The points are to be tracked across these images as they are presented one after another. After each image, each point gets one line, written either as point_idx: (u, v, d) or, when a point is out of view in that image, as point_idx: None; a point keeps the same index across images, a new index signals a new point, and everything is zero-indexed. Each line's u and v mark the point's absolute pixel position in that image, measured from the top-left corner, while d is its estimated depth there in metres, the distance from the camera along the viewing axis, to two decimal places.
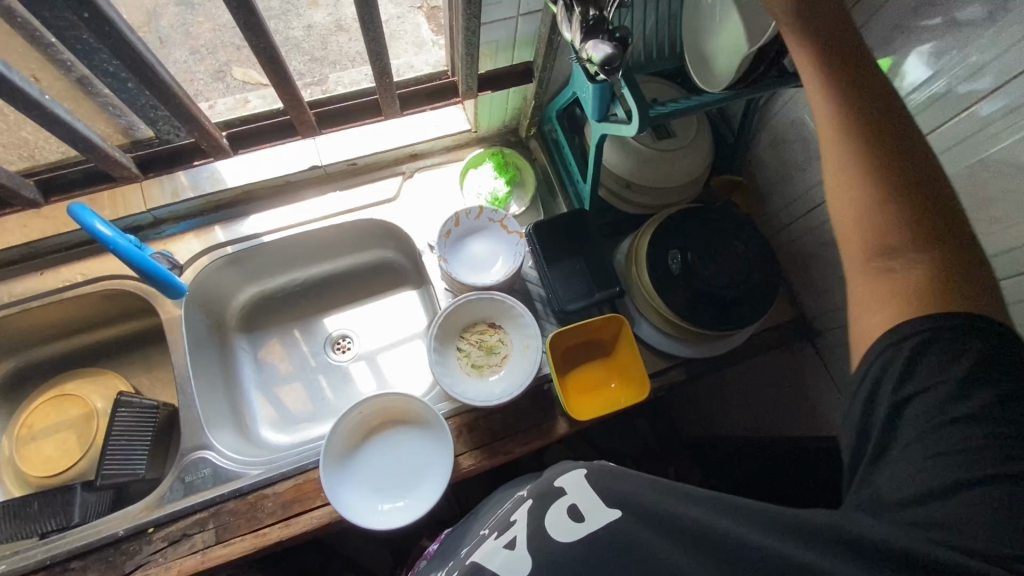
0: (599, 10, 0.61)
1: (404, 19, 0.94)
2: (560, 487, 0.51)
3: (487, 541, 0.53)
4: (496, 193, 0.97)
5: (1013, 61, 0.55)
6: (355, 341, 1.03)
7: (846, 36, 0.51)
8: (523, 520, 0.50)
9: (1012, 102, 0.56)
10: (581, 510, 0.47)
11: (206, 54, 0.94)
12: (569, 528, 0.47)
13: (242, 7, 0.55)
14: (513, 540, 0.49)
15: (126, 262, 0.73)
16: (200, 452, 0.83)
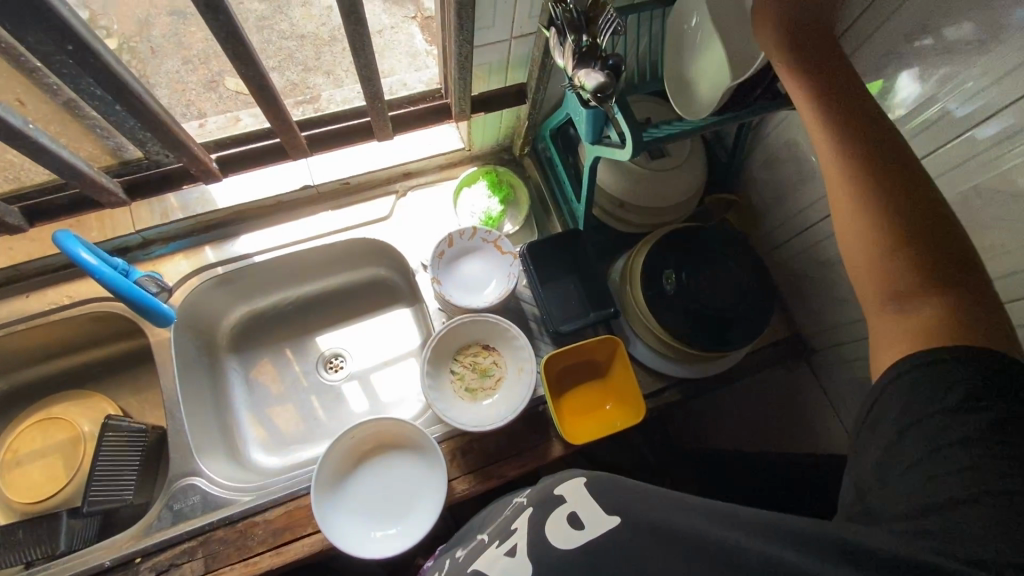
0: (592, 36, 0.60)
1: (398, 29, 0.89)
2: (560, 495, 0.50)
3: (488, 549, 0.52)
4: (490, 212, 0.97)
5: (1008, 88, 0.55)
6: (348, 360, 1.02)
7: (840, 72, 0.51)
8: (522, 528, 0.49)
9: (1010, 128, 0.56)
10: (580, 518, 0.46)
11: (198, 64, 0.92)
12: (566, 536, 0.45)
13: (231, 38, 0.54)
14: (513, 548, 0.47)
15: (113, 291, 0.72)
16: (190, 479, 0.82)
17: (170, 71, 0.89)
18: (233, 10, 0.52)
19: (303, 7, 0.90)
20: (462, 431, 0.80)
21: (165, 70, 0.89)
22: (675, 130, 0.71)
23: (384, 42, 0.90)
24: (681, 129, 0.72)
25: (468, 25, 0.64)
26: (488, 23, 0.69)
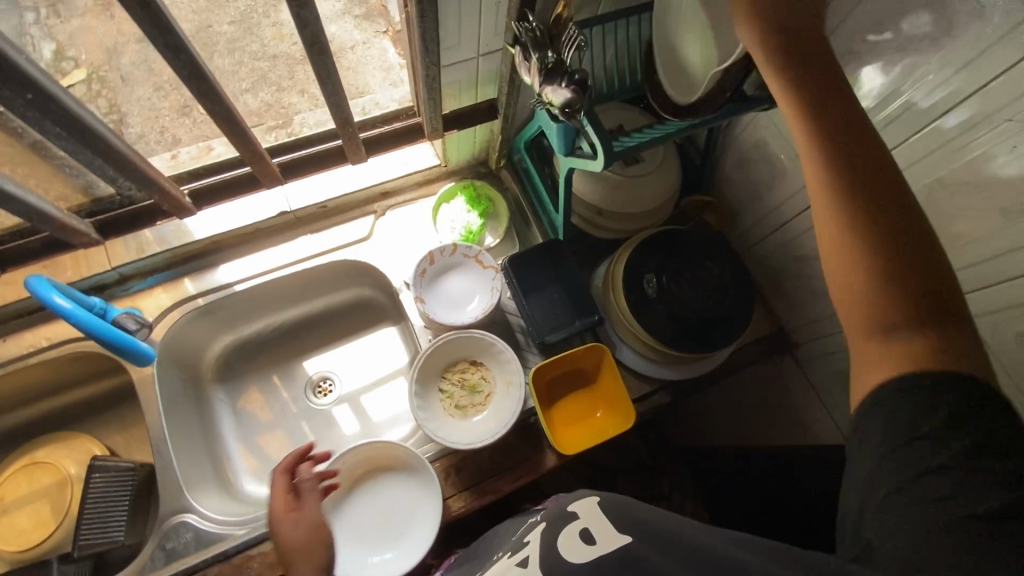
0: (557, 53, 0.61)
1: (370, 44, 0.90)
2: (572, 512, 0.51)
3: (500, 561, 0.52)
4: (469, 227, 0.97)
5: (968, 79, 0.56)
6: (336, 383, 1.01)
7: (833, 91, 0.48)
8: (536, 541, 0.50)
9: (976, 116, 0.57)
10: (594, 534, 0.47)
11: (169, 90, 0.93)
12: (580, 550, 0.46)
13: (194, 76, 0.54)
14: (524, 559, 0.48)
15: (89, 334, 0.71)
16: (181, 516, 0.80)
17: (141, 99, 0.90)
18: (195, 51, 0.52)
19: (274, 29, 0.93)
20: (454, 449, 0.79)
21: (137, 98, 0.89)
22: (648, 137, 0.74)
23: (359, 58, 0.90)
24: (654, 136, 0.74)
25: (433, 47, 0.64)
26: (454, 43, 0.69)
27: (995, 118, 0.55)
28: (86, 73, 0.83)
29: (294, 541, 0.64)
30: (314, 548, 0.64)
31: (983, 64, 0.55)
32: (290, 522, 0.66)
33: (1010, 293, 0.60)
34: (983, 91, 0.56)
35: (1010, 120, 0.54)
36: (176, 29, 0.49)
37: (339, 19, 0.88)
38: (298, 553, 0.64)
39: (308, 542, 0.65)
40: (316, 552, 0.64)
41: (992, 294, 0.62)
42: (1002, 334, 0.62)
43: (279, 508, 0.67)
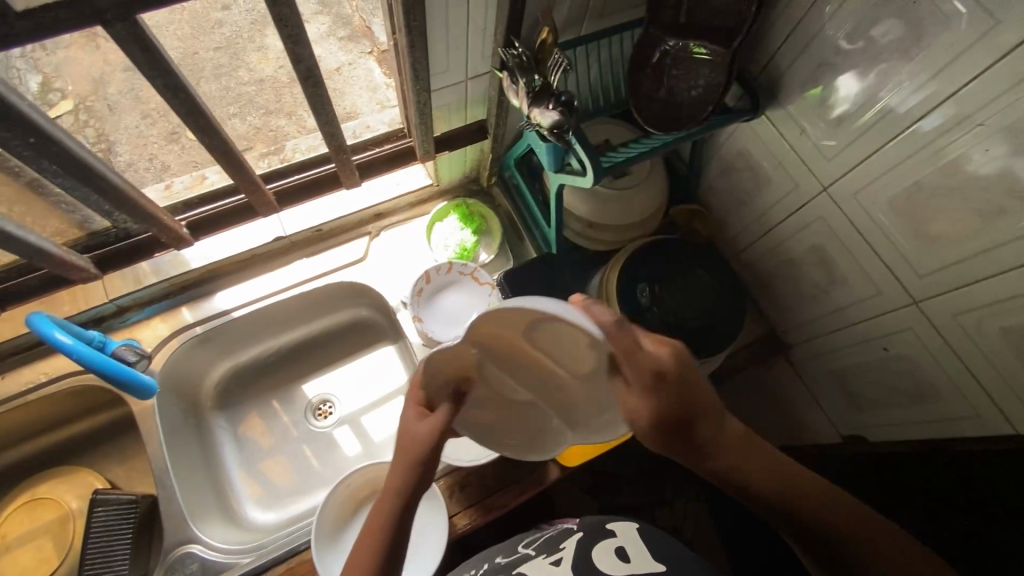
0: (544, 76, 0.64)
1: (355, 65, 0.96)
2: (609, 529, 0.73)
3: (534, 557, 0.73)
4: (463, 244, 0.98)
5: (943, 84, 0.58)
6: (337, 405, 1.01)
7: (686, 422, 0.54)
8: (569, 546, 0.71)
9: (954, 117, 0.59)
10: (627, 554, 0.68)
11: (156, 116, 0.99)
12: (618, 564, 0.66)
13: (193, 113, 0.55)
14: (558, 559, 0.70)
15: (87, 368, 0.70)
16: (187, 547, 0.80)
17: (128, 127, 0.97)
18: (193, 89, 0.53)
19: (260, 54, 0.99)
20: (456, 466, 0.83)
21: (125, 126, 0.97)
22: (634, 151, 0.79)
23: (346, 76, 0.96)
24: (638, 151, 0.79)
25: (423, 75, 0.66)
26: (444, 68, 0.71)
27: (972, 119, 0.57)
28: (72, 103, 0.90)
29: (403, 431, 0.55)
30: (416, 451, 0.54)
31: (959, 67, 0.57)
32: (410, 411, 0.57)
33: (990, 291, 0.63)
34: (961, 92, 0.57)
35: (985, 123, 0.56)
36: (174, 70, 0.50)
37: (323, 42, 0.95)
38: (403, 446, 0.54)
39: (414, 440, 0.54)
40: (419, 452, 0.54)
41: (973, 292, 0.64)
42: (985, 331, 0.65)
43: (414, 389, 0.58)
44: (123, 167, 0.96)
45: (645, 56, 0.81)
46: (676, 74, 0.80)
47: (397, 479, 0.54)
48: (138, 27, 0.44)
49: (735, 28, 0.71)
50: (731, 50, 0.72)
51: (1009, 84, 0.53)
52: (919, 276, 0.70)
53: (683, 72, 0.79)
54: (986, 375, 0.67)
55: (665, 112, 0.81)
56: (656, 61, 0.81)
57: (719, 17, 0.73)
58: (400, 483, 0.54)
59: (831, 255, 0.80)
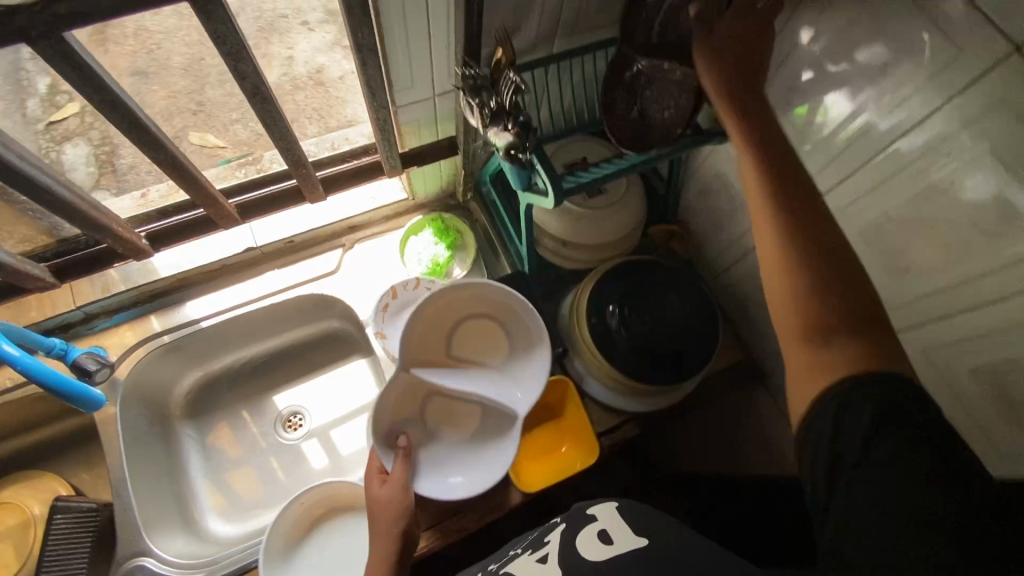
0: (497, 98, 0.62)
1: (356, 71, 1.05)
2: (592, 514, 0.59)
3: (521, 556, 0.60)
4: (436, 259, 0.97)
5: (930, 95, 0.54)
6: (307, 417, 1.00)
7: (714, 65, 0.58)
8: (554, 539, 0.58)
9: (938, 134, 0.55)
10: (612, 537, 0.53)
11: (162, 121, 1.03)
12: (599, 551, 0.51)
13: (136, 129, 0.55)
14: (545, 555, 0.56)
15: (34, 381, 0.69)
16: (139, 559, 0.79)
17: None
18: (134, 104, 0.53)
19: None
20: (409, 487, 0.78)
21: None
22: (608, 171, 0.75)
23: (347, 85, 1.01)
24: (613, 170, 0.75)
25: (379, 92, 0.67)
26: (408, 84, 0.71)
27: (941, 146, 0.55)
28: (79, 106, 0.94)
29: (375, 501, 0.69)
30: (390, 508, 0.68)
31: (944, 80, 0.52)
32: (374, 483, 0.71)
33: (963, 326, 0.60)
34: (931, 117, 0.55)
35: (954, 151, 0.54)
36: (108, 85, 0.50)
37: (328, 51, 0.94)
38: (380, 516, 0.67)
39: (383, 503, 0.68)
40: (394, 510, 0.68)
41: (946, 327, 0.62)
42: (956, 368, 0.62)
43: (368, 470, 0.73)
44: (126, 169, 0.98)
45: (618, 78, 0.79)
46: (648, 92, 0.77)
47: (380, 547, 0.65)
48: (65, 45, 0.44)
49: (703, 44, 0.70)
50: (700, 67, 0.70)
51: (979, 110, 0.50)
52: (893, 307, 0.68)
53: (655, 90, 0.76)
54: (958, 414, 0.64)
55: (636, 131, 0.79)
56: (627, 81, 0.78)
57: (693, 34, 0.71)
58: (382, 551, 0.65)
59: None
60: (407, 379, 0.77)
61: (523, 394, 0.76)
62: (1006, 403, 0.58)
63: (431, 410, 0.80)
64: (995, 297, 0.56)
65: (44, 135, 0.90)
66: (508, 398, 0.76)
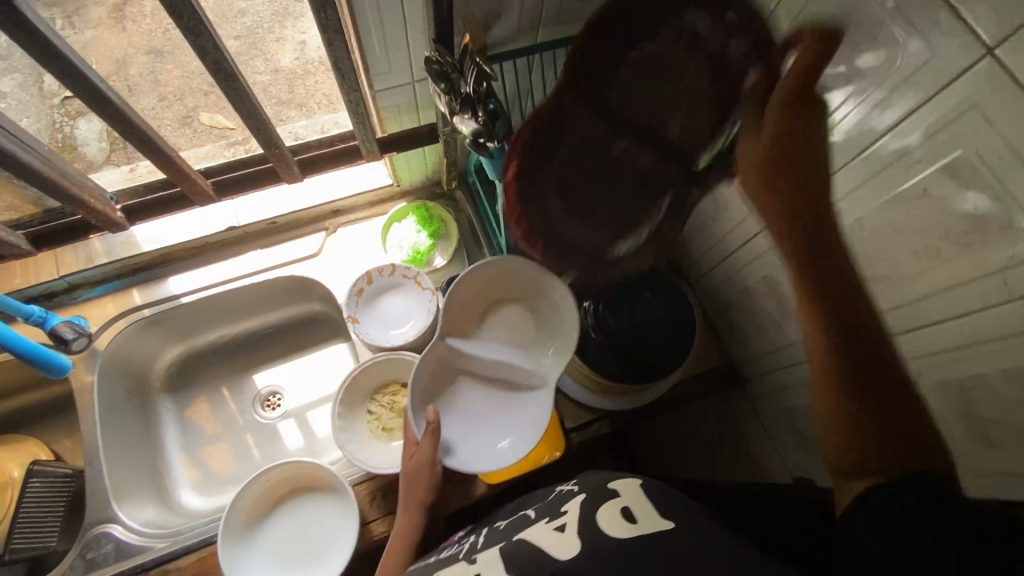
0: (464, 85, 0.61)
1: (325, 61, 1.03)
2: (615, 491, 0.59)
3: (538, 522, 0.60)
4: (417, 247, 0.97)
5: (917, 88, 0.51)
6: (285, 398, 1.01)
7: (768, 186, 0.65)
8: (575, 510, 0.58)
9: (927, 130, 0.51)
10: (633, 513, 0.54)
11: (173, 101, 1.02)
12: (619, 526, 0.52)
13: (97, 98, 0.55)
14: (563, 524, 0.56)
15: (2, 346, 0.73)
16: (105, 526, 0.80)
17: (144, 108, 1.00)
18: (94, 72, 0.53)
19: (278, 44, 1.01)
20: (358, 460, 0.78)
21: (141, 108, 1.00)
22: None
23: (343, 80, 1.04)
24: None
25: (350, 75, 0.66)
26: (385, 69, 0.70)
27: (923, 146, 0.52)
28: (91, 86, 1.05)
29: (407, 472, 0.71)
30: (421, 478, 0.71)
31: (925, 78, 0.50)
32: (407, 453, 0.72)
33: (929, 341, 0.59)
34: (914, 116, 0.52)
35: (935, 152, 0.51)
36: (67, 55, 0.50)
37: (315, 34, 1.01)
38: (410, 485, 0.71)
39: (414, 476, 0.71)
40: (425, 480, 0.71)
41: (919, 338, 0.60)
42: (925, 381, 0.61)
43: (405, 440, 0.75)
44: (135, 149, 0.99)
45: (540, 174, 0.69)
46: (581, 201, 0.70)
47: (407, 520, 0.71)
48: (16, 10, 0.44)
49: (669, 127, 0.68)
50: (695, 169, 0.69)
51: (958, 111, 0.48)
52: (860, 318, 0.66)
53: (598, 199, 0.70)
54: None
55: (601, 246, 0.72)
56: (552, 179, 0.70)
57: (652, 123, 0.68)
58: (412, 523, 0.71)
59: (780, 285, 0.77)
60: (442, 353, 0.76)
61: (550, 358, 0.77)
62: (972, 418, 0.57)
63: (461, 389, 0.78)
64: (967, 309, 0.54)
65: (60, 109, 0.98)
66: (535, 365, 0.77)
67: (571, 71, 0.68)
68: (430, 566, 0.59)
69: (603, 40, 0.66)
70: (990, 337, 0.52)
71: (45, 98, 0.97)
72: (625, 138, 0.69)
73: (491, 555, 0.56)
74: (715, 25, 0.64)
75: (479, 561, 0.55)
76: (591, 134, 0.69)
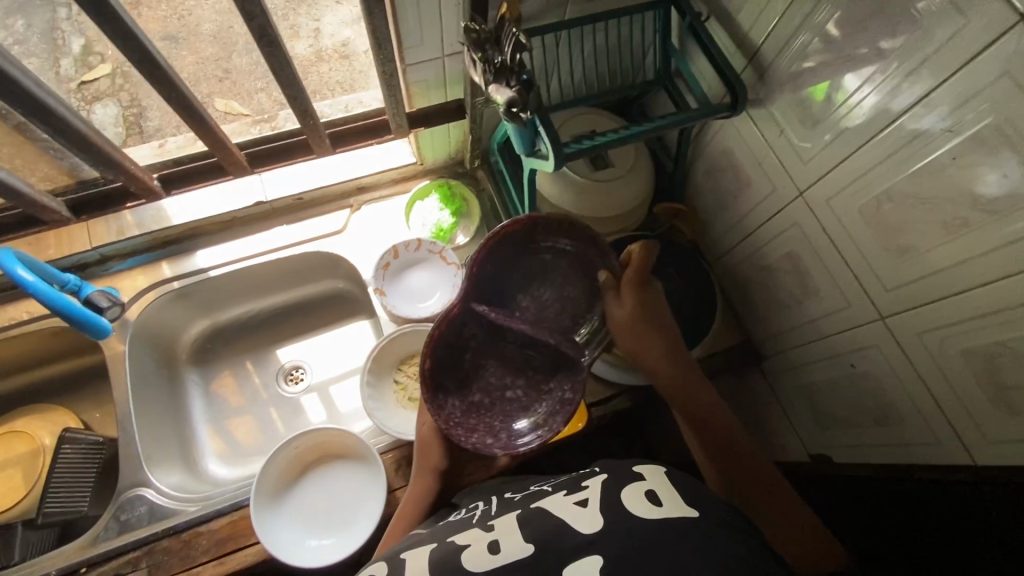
0: (502, 53, 0.62)
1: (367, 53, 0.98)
2: (637, 471, 0.53)
3: (554, 495, 0.55)
4: (440, 225, 0.99)
5: (942, 64, 0.52)
6: (307, 372, 1.03)
7: (638, 355, 0.71)
8: (596, 487, 0.52)
9: (952, 104, 0.53)
10: (660, 494, 0.48)
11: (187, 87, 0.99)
12: (647, 506, 0.47)
13: (147, 63, 0.57)
14: (585, 499, 0.51)
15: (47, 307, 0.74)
16: (138, 490, 0.82)
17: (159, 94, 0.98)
18: (145, 37, 0.55)
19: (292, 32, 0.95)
20: (385, 427, 0.81)
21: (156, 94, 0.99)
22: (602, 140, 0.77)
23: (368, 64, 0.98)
24: (610, 140, 0.76)
25: (386, 45, 0.68)
26: (417, 42, 0.71)
27: (944, 121, 0.54)
28: (110, 67, 0.98)
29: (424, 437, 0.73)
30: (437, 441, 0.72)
31: (948, 54, 0.52)
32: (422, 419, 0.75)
33: (951, 311, 0.60)
34: (930, 96, 0.55)
35: (961, 124, 0.53)
36: (121, 18, 0.52)
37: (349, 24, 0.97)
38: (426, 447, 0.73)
39: (426, 441, 0.73)
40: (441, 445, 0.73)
41: (940, 308, 0.61)
42: (948, 350, 0.62)
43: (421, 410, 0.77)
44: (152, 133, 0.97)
45: (446, 372, 0.70)
46: (483, 398, 0.72)
47: (420, 482, 0.72)
48: None
49: (567, 326, 0.73)
50: (576, 343, 0.72)
51: (981, 85, 0.50)
52: (883, 291, 0.68)
53: (490, 397, 0.72)
54: (942, 391, 0.65)
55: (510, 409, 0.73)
56: (453, 381, 0.71)
57: (548, 314, 0.73)
58: (426, 485, 0.71)
59: (803, 262, 0.78)
60: None
61: None
62: (990, 384, 0.59)
63: None
64: (989, 279, 0.55)
65: (76, 94, 0.94)
66: None
67: (467, 294, 0.69)
68: (441, 531, 0.57)
69: (504, 242, 0.70)
70: (1010, 305, 0.54)
71: (61, 83, 0.94)
72: (506, 354, 0.73)
73: (510, 523, 0.53)
74: (575, 261, 0.73)
75: (497, 528, 0.53)
76: (485, 341, 0.72)
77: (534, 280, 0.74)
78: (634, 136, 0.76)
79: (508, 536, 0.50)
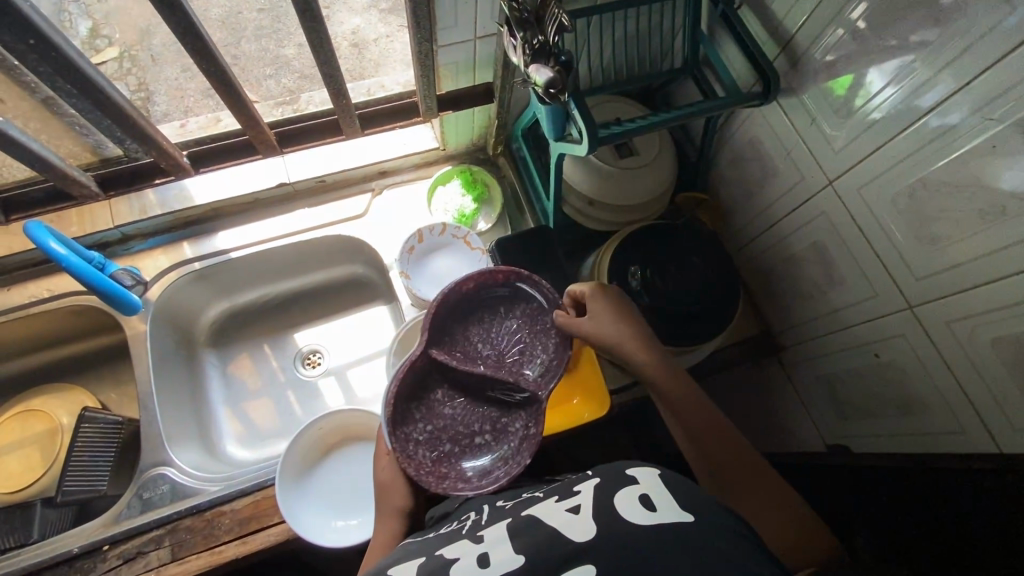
0: (544, 35, 0.62)
1: (393, 37, 0.87)
2: (632, 475, 0.52)
3: (546, 501, 0.54)
4: (463, 210, 0.99)
5: (979, 55, 0.53)
6: (325, 356, 1.03)
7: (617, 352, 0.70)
8: (588, 491, 0.51)
9: (989, 94, 0.53)
10: (653, 500, 0.48)
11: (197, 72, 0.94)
12: (640, 512, 0.46)
13: (187, 30, 0.57)
14: (578, 506, 0.50)
15: (79, 278, 0.77)
16: (160, 468, 0.83)
17: (168, 78, 0.92)
18: (188, 5, 0.55)
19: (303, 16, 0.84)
20: None
21: (166, 78, 0.93)
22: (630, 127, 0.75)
23: (381, 50, 0.90)
24: (634, 127, 0.76)
25: (424, 22, 0.67)
26: (452, 23, 0.71)
27: (977, 112, 0.55)
28: (118, 51, 0.87)
29: (380, 483, 0.69)
30: (396, 486, 0.68)
31: (985, 47, 0.52)
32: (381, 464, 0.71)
33: (982, 300, 0.60)
34: (962, 91, 0.55)
35: (997, 115, 0.53)
36: None
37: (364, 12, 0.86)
38: (389, 492, 0.68)
39: (386, 486, 0.69)
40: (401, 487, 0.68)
41: (967, 299, 0.62)
42: (978, 339, 0.62)
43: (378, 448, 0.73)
44: (160, 117, 0.91)
45: (411, 424, 0.68)
46: (452, 448, 0.69)
47: (386, 529, 0.66)
48: None
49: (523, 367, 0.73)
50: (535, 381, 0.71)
51: (1019, 77, 0.50)
52: (911, 280, 0.68)
53: (454, 442, 0.70)
54: (969, 381, 0.65)
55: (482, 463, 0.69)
56: (420, 432, 0.68)
57: (506, 359, 0.73)
58: (390, 530, 0.66)
59: (830, 252, 0.78)
60: None
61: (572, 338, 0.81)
62: (1019, 374, 0.59)
63: None
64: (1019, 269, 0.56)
65: None
66: None
67: (426, 343, 0.69)
68: (430, 545, 0.54)
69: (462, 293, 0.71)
70: None
71: None
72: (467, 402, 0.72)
73: (501, 532, 0.51)
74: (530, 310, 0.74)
75: (486, 540, 0.51)
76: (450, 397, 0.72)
77: (489, 326, 0.74)
78: (659, 124, 0.75)
79: (498, 548, 0.49)
